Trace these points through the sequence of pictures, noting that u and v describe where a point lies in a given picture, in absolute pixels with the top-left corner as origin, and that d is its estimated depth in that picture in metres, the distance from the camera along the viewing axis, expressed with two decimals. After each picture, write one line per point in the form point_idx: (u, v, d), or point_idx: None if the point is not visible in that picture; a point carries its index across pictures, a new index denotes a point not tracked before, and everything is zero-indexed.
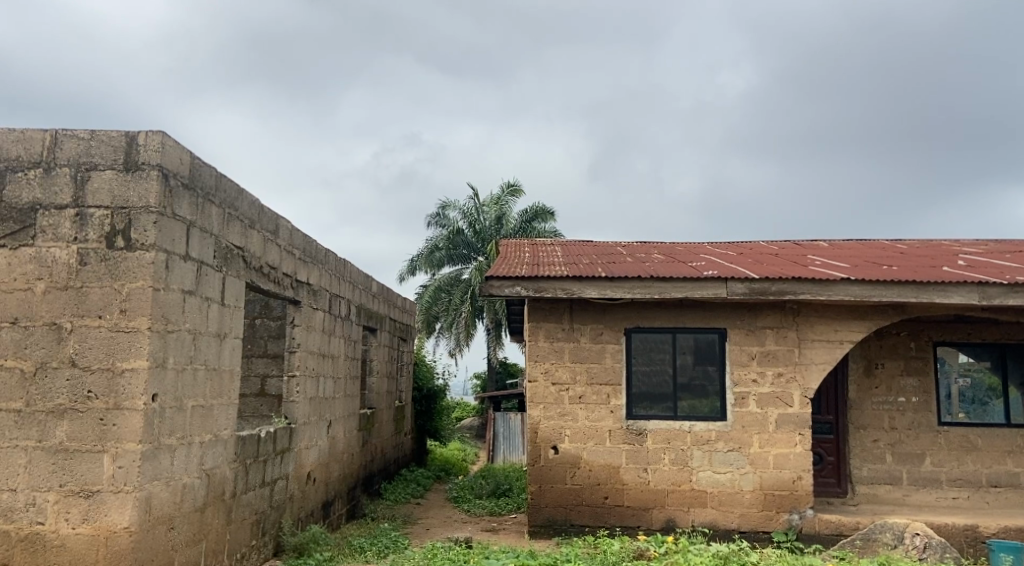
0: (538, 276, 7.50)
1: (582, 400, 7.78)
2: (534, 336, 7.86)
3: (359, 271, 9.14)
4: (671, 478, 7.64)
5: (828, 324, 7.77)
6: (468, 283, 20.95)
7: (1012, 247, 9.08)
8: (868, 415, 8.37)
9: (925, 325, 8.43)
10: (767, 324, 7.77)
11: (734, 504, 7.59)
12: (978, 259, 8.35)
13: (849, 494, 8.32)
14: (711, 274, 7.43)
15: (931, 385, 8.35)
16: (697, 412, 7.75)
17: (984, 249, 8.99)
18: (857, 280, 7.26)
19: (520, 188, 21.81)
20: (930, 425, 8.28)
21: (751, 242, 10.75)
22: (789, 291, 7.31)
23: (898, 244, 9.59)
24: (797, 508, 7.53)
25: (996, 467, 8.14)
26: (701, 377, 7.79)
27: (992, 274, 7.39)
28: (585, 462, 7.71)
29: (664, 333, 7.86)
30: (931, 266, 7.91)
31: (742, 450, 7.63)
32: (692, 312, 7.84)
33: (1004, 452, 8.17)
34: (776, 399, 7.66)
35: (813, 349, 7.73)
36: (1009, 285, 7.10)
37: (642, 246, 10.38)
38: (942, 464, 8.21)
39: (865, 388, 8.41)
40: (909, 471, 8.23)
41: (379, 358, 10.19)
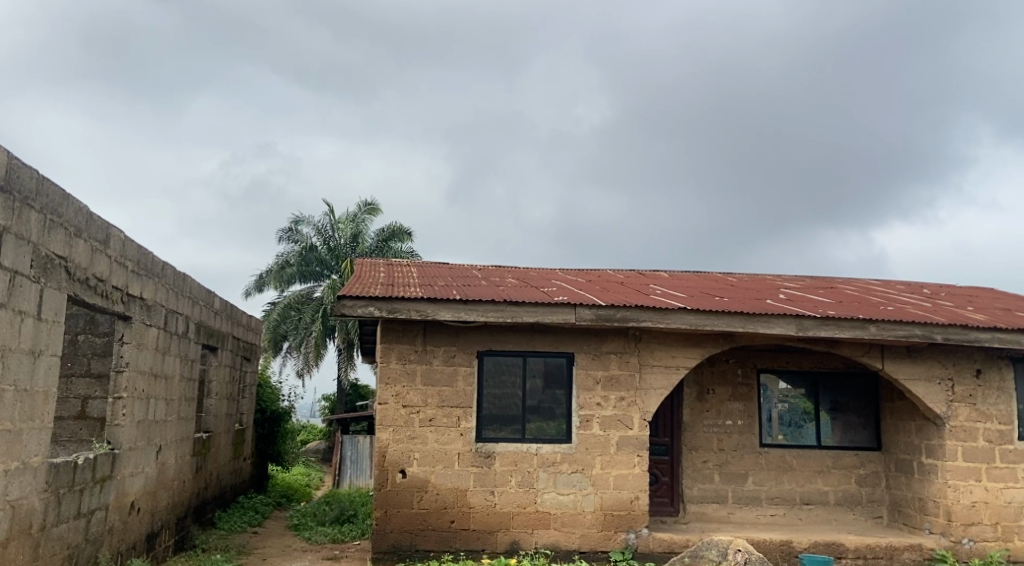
0: (392, 297, 7.41)
1: (432, 423, 7.74)
2: (386, 358, 7.77)
3: (200, 287, 8.69)
4: (517, 500, 7.73)
5: (667, 350, 8.16)
6: (319, 302, 20.40)
7: (825, 284, 9.95)
8: (699, 437, 8.85)
9: (751, 353, 9.05)
10: (611, 350, 8.06)
11: (575, 525, 7.78)
12: (796, 293, 9.08)
13: (680, 512, 8.72)
14: (561, 300, 7.64)
15: (754, 410, 8.94)
16: (544, 434, 7.91)
17: (802, 284, 9.79)
18: (693, 309, 7.69)
19: (377, 208, 21.55)
20: (753, 447, 8.86)
21: (601, 270, 11.16)
22: (632, 318, 7.63)
23: (730, 277, 10.27)
24: (633, 527, 7.82)
25: (809, 486, 8.82)
26: (550, 400, 7.97)
27: (808, 308, 8.05)
28: (433, 485, 7.67)
29: (515, 357, 7.98)
30: (757, 298, 8.51)
31: (584, 472, 7.84)
32: (542, 336, 8.02)
33: (816, 472, 8.86)
34: (617, 422, 7.95)
35: (652, 374, 8.09)
36: (822, 318, 7.75)
37: (496, 270, 10.54)
38: (763, 483, 8.80)
39: (698, 412, 8.90)
40: (734, 490, 8.76)
41: (219, 379, 9.68)
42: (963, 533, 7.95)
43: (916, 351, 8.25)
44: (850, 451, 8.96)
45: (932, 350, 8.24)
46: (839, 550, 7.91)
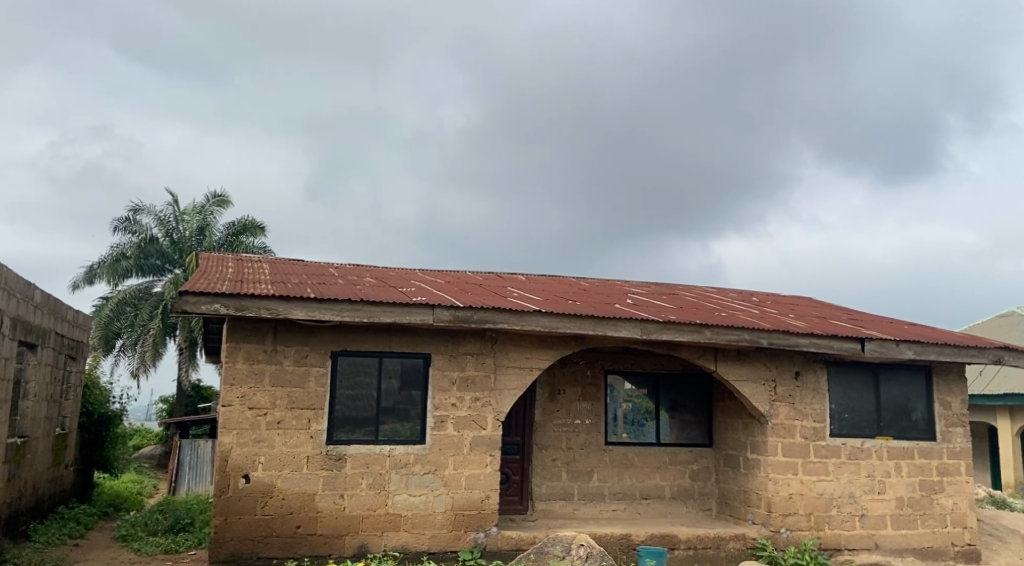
0: (240, 294, 7.06)
1: (280, 426, 7.46)
2: (232, 358, 7.41)
3: (17, 278, 7.95)
4: (366, 503, 7.59)
5: (522, 351, 8.27)
6: (159, 298, 19.25)
7: (669, 290, 10.45)
8: (549, 436, 9.03)
9: (600, 355, 9.33)
10: (468, 351, 8.08)
11: (425, 526, 7.72)
12: (643, 298, 9.47)
13: (529, 510, 8.86)
14: (418, 300, 7.57)
15: (601, 409, 9.24)
16: (397, 435, 7.80)
17: (649, 290, 10.23)
18: (548, 311, 7.83)
19: (228, 200, 20.59)
20: (598, 445, 9.15)
21: (459, 272, 11.18)
22: (489, 320, 7.67)
23: (583, 281, 10.56)
24: (482, 527, 7.87)
25: (648, 481, 9.22)
26: (405, 401, 7.88)
27: (654, 312, 8.41)
28: (278, 490, 7.39)
29: (369, 357, 7.83)
30: (608, 302, 8.80)
31: (437, 473, 7.81)
32: (398, 336, 7.91)
33: (655, 468, 9.28)
34: (471, 422, 7.97)
35: (507, 375, 8.17)
36: (664, 322, 8.11)
37: (353, 268, 10.32)
38: (607, 480, 9.10)
39: (548, 412, 9.08)
40: (580, 487, 9.01)
41: (38, 379, 8.89)
42: (781, 523, 8.55)
43: (746, 354, 8.79)
44: (684, 448, 9.46)
45: (759, 353, 8.81)
46: (673, 542, 8.31)
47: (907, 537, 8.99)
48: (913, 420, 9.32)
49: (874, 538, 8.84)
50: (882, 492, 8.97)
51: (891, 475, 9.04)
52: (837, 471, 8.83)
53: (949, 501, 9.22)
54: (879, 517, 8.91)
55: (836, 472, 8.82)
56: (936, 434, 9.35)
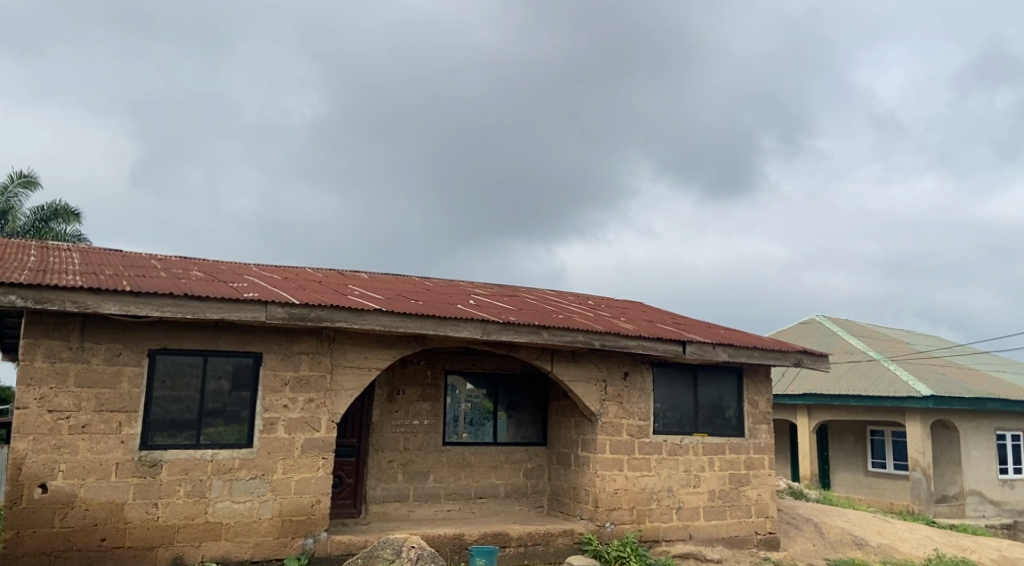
0: (42, 285, 6.42)
1: (86, 430, 6.87)
2: (31, 356, 6.74)
3: None
4: (184, 511, 7.14)
5: (359, 351, 8.06)
6: None
7: (510, 292, 10.60)
8: (386, 437, 8.90)
9: (440, 355, 9.30)
10: (302, 350, 7.79)
11: (249, 533, 7.37)
12: (484, 299, 9.53)
13: (361, 513, 8.67)
14: (249, 297, 7.21)
15: (439, 410, 9.21)
16: (222, 439, 7.40)
17: (490, 292, 10.32)
18: (387, 310, 7.70)
19: (37, 182, 18.81)
20: (436, 445, 9.12)
21: (296, 268, 10.78)
22: (324, 318, 7.44)
23: (425, 281, 10.50)
24: (311, 532, 7.62)
25: (483, 481, 9.30)
26: (233, 403, 7.48)
27: (493, 313, 8.48)
28: (81, 500, 6.80)
29: (194, 356, 7.37)
30: (449, 303, 8.78)
31: (264, 478, 7.48)
32: (226, 334, 7.50)
33: (490, 467, 9.38)
34: (303, 424, 7.69)
35: (343, 375, 7.95)
36: (504, 323, 8.20)
37: (179, 261, 9.70)
38: (443, 480, 9.08)
39: (386, 413, 8.94)
40: (415, 488, 8.93)
41: None
42: (606, 518, 8.89)
43: (579, 355, 9.07)
44: (520, 447, 9.63)
45: (593, 354, 9.12)
46: (504, 540, 8.41)
47: (717, 528, 9.61)
48: (726, 418, 10.00)
49: (688, 529, 9.39)
50: (696, 486, 9.55)
51: (705, 469, 9.64)
52: (658, 466, 9.30)
53: (755, 492, 9.97)
54: (693, 509, 9.47)
55: (657, 467, 9.29)
56: (745, 431, 10.08)
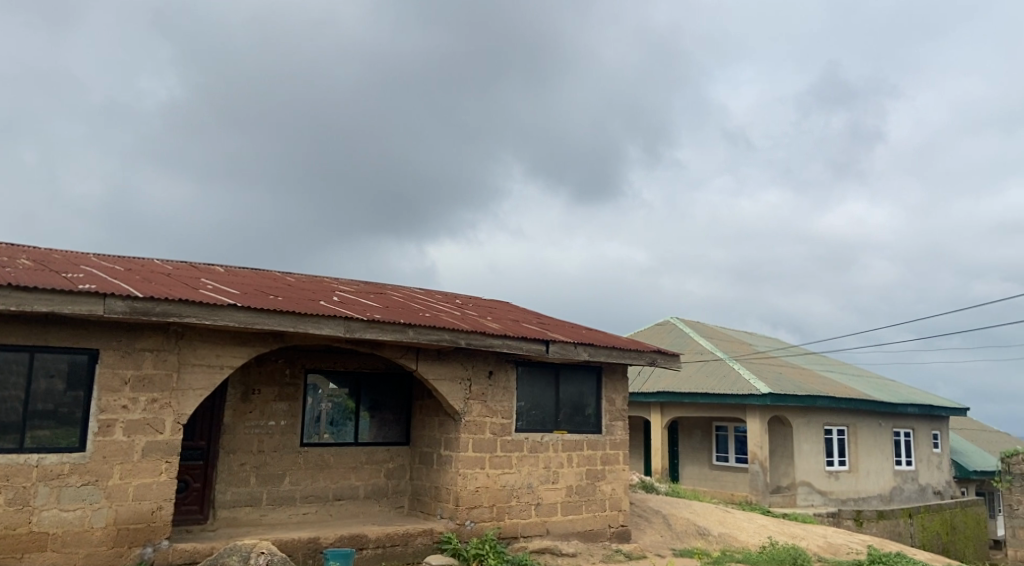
0: None
1: None
2: None
3: None
4: (2, 522, 6.50)
5: (210, 348, 7.61)
6: None
7: (376, 289, 10.38)
8: (238, 439, 8.47)
9: (300, 353, 8.96)
10: (146, 347, 7.28)
11: (79, 544, 6.81)
12: (348, 296, 9.27)
13: (208, 519, 8.21)
14: (86, 289, 6.65)
15: (297, 409, 8.87)
16: (50, 443, 6.79)
17: (355, 289, 10.06)
18: (243, 306, 7.32)
19: None
20: (292, 447, 8.78)
21: (143, 259, 10.10)
22: (172, 313, 6.98)
23: (285, 276, 10.10)
24: (151, 540, 7.12)
25: (341, 482, 9.05)
26: (64, 404, 6.89)
27: (357, 311, 8.25)
28: None
29: (19, 352, 6.73)
30: (310, 299, 8.47)
31: (98, 484, 6.93)
32: (59, 329, 6.89)
33: (350, 468, 9.14)
34: (145, 426, 7.19)
35: (191, 374, 7.48)
36: (368, 321, 8.01)
37: (5, 248, 8.85)
38: (298, 483, 8.76)
39: (239, 413, 8.52)
40: (268, 491, 8.56)
41: None
42: (466, 516, 8.86)
43: (444, 354, 9.00)
44: (382, 447, 9.45)
45: (457, 353, 9.06)
46: (361, 542, 8.21)
47: (574, 522, 9.81)
48: (585, 415, 10.23)
49: (546, 524, 9.52)
50: (556, 482, 9.71)
51: (564, 465, 9.82)
52: (518, 464, 9.37)
53: (609, 487, 10.25)
54: (552, 505, 9.62)
55: (518, 465, 9.36)
56: (602, 427, 10.35)
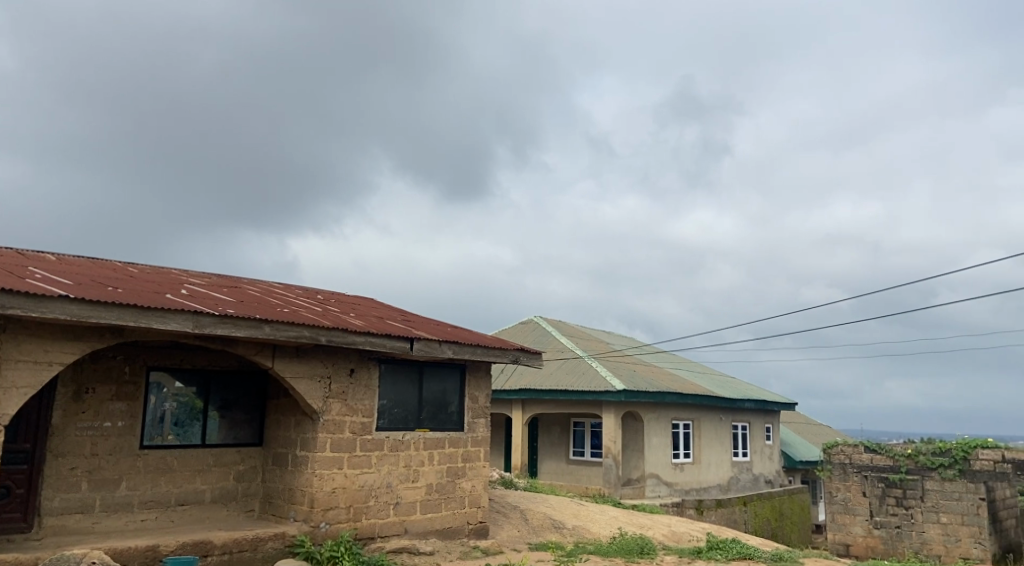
0: None
1: None
2: None
3: None
4: None
5: (37, 343, 6.96)
6: None
7: (229, 282, 9.89)
8: (69, 442, 7.84)
9: (141, 350, 8.39)
10: None
11: None
12: (198, 290, 8.77)
13: (33, 529, 7.53)
14: None
15: (138, 409, 8.31)
16: None
17: (206, 282, 9.54)
18: (77, 298, 6.76)
19: None
20: (131, 449, 8.22)
21: None
22: None
23: (128, 267, 9.45)
24: None
25: (186, 486, 8.57)
26: None
27: (208, 305, 7.82)
28: None
29: None
30: (156, 292, 7.95)
31: None
32: None
33: (195, 471, 8.67)
34: None
35: (15, 371, 6.83)
36: (219, 316, 7.60)
37: None
38: (137, 487, 8.21)
39: (71, 414, 7.88)
40: (102, 497, 7.98)
41: None
42: (321, 518, 8.61)
43: (303, 351, 8.69)
44: (231, 448, 9.03)
45: (316, 350, 8.77)
46: (206, 548, 7.80)
47: (432, 520, 9.73)
48: (448, 413, 10.19)
49: (404, 523, 9.40)
50: (415, 480, 9.61)
51: (424, 464, 9.73)
52: (378, 463, 9.20)
53: (469, 484, 10.26)
54: (410, 504, 9.51)
55: (377, 464, 9.19)
56: (464, 425, 10.33)
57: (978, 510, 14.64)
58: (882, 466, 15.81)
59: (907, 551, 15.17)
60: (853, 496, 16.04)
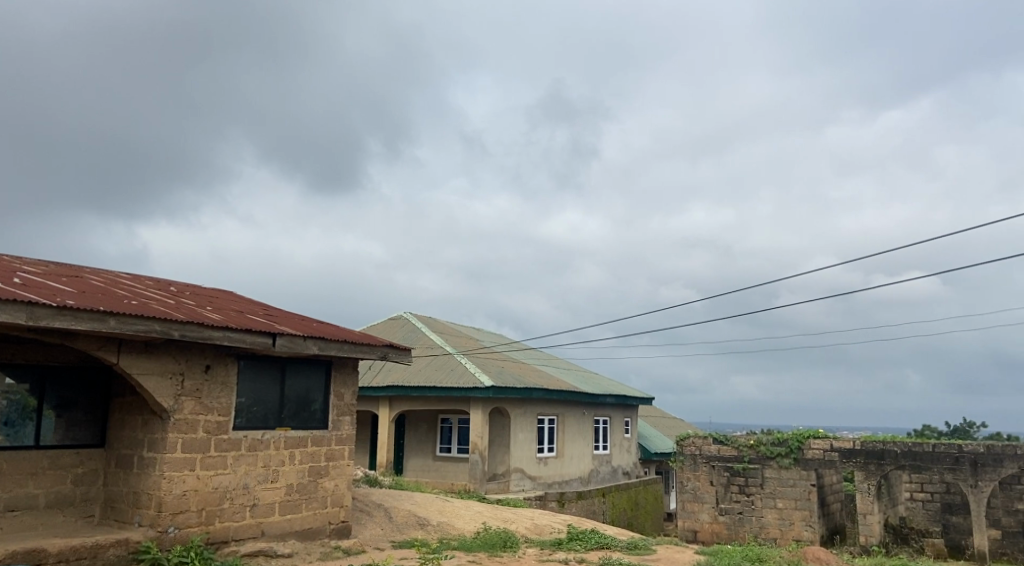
0: None
1: None
2: None
3: None
4: None
5: None
6: None
7: (70, 271, 9.17)
8: None
9: None
10: None
11: None
12: (34, 278, 8.07)
13: None
14: None
15: None
16: None
17: (43, 270, 8.79)
18: None
19: None
20: None
21: None
22: None
23: None
24: None
25: (16, 491, 7.87)
26: None
27: (45, 296, 7.20)
28: None
29: None
30: None
31: None
32: None
33: (27, 475, 7.98)
34: None
35: None
36: (58, 308, 7.02)
37: None
38: None
39: None
40: None
41: None
42: (170, 522, 8.14)
43: (154, 346, 8.17)
44: (70, 449, 8.39)
45: (168, 345, 8.28)
46: (39, 557, 7.20)
47: (291, 522, 9.41)
48: (312, 411, 9.89)
49: (261, 525, 9.04)
50: (274, 481, 9.27)
51: (284, 463, 9.41)
52: (234, 464, 8.81)
53: (331, 483, 10.00)
54: (268, 505, 9.17)
55: (233, 465, 8.80)
56: (328, 423, 10.07)
57: (808, 495, 15.78)
58: (728, 456, 16.76)
59: (748, 535, 16.17)
60: (702, 484, 16.92)
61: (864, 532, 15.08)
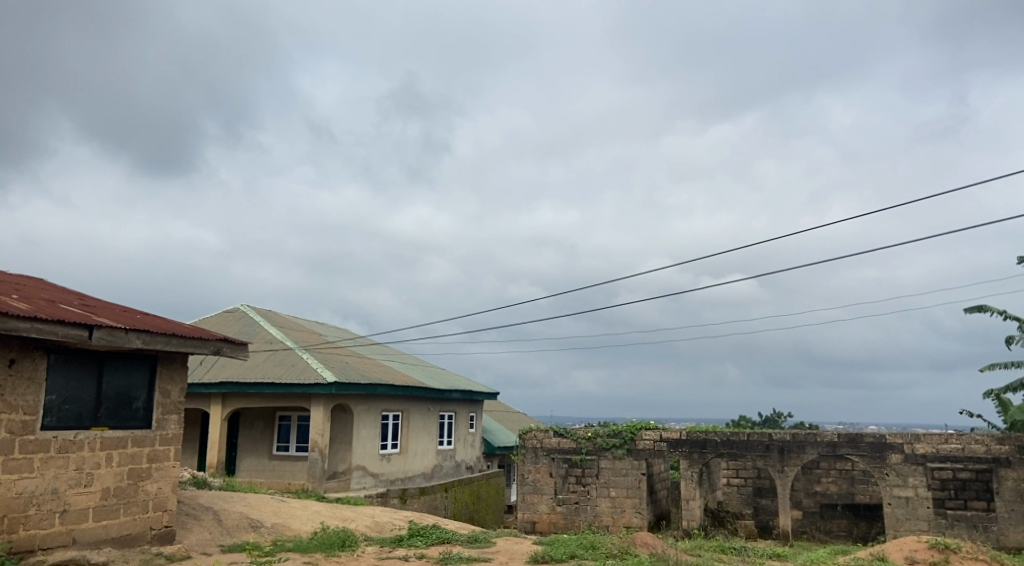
0: None
1: None
2: None
3: None
4: None
5: None
6: None
7: None
8: None
9: None
10: None
11: None
12: None
13: None
14: None
15: None
16: None
17: None
18: None
19: None
20: None
21: None
22: None
23: None
24: None
25: None
26: None
27: None
28: None
29: None
30: None
31: None
32: None
33: None
34: None
35: None
36: None
37: None
38: None
39: None
40: None
41: None
42: None
43: None
44: None
45: None
46: None
47: (107, 528, 8.81)
48: (133, 409, 9.28)
49: (72, 533, 8.40)
50: (87, 485, 8.63)
51: (101, 466, 8.79)
52: (41, 467, 8.13)
53: (154, 486, 9.44)
54: (81, 511, 8.53)
55: (40, 468, 8.13)
56: (152, 422, 9.49)
57: (639, 484, 16.62)
58: (567, 449, 17.33)
59: (583, 524, 16.82)
60: (541, 477, 17.40)
61: (687, 516, 16.10)
